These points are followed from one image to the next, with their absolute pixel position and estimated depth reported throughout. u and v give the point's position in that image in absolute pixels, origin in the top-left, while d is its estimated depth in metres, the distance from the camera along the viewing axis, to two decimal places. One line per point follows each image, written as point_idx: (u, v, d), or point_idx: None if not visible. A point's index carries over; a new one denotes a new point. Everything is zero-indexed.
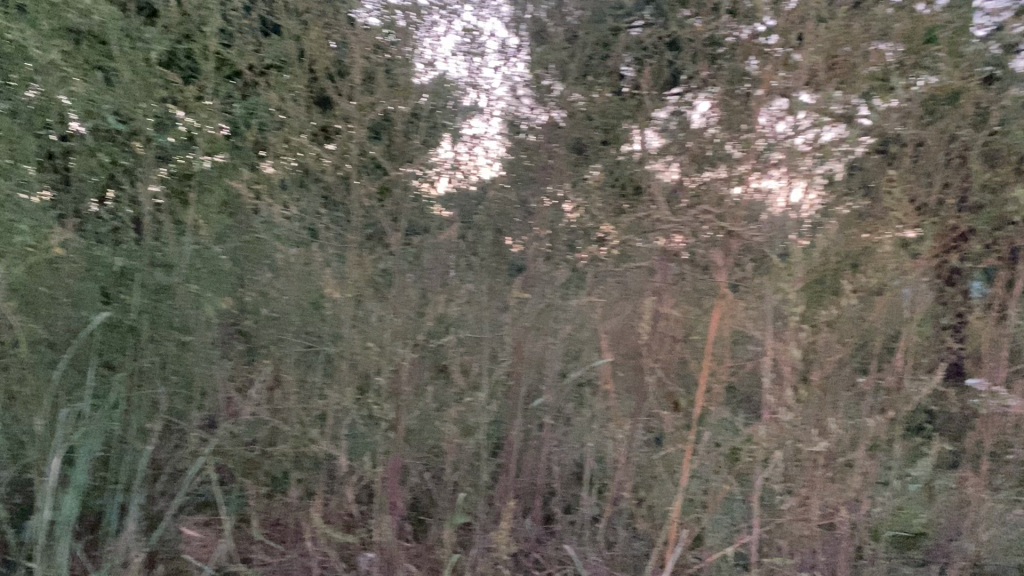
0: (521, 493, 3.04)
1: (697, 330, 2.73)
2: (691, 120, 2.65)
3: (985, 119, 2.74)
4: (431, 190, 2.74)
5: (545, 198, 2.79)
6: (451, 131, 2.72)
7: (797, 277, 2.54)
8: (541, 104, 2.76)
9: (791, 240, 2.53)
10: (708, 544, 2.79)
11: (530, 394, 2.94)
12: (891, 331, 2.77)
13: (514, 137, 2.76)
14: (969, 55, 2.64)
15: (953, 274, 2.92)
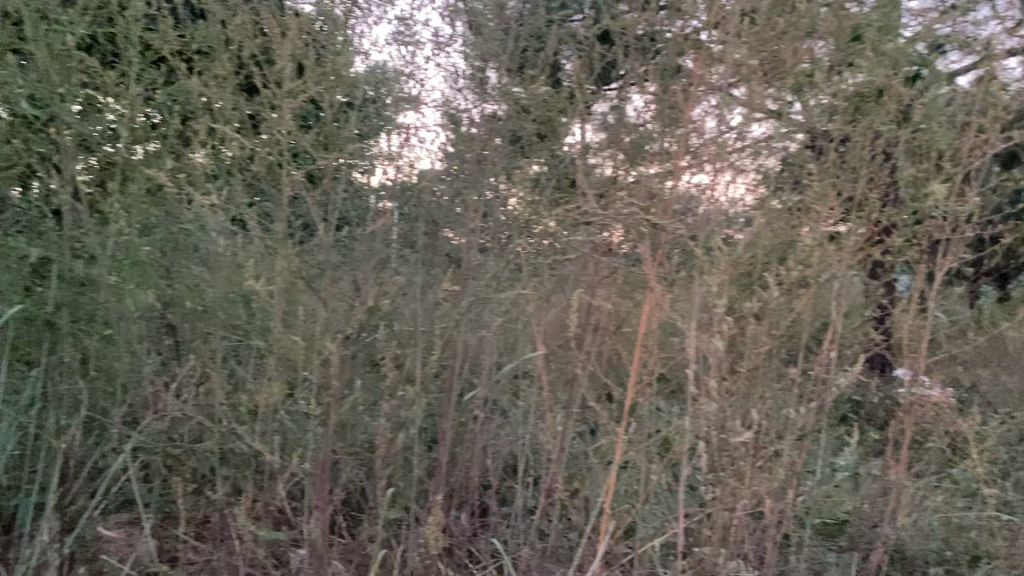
0: (455, 487, 3.03)
1: (629, 322, 2.80)
2: (626, 115, 2.67)
3: (905, 116, 2.89)
4: (367, 180, 2.74)
5: (484, 190, 2.76)
6: (388, 122, 2.71)
7: (720, 269, 2.53)
8: (480, 96, 2.73)
9: (714, 231, 2.57)
10: (639, 534, 2.81)
11: (464, 386, 2.96)
12: (816, 323, 2.85)
13: (452, 127, 2.74)
14: (889, 53, 2.71)
15: (876, 267, 3.10)
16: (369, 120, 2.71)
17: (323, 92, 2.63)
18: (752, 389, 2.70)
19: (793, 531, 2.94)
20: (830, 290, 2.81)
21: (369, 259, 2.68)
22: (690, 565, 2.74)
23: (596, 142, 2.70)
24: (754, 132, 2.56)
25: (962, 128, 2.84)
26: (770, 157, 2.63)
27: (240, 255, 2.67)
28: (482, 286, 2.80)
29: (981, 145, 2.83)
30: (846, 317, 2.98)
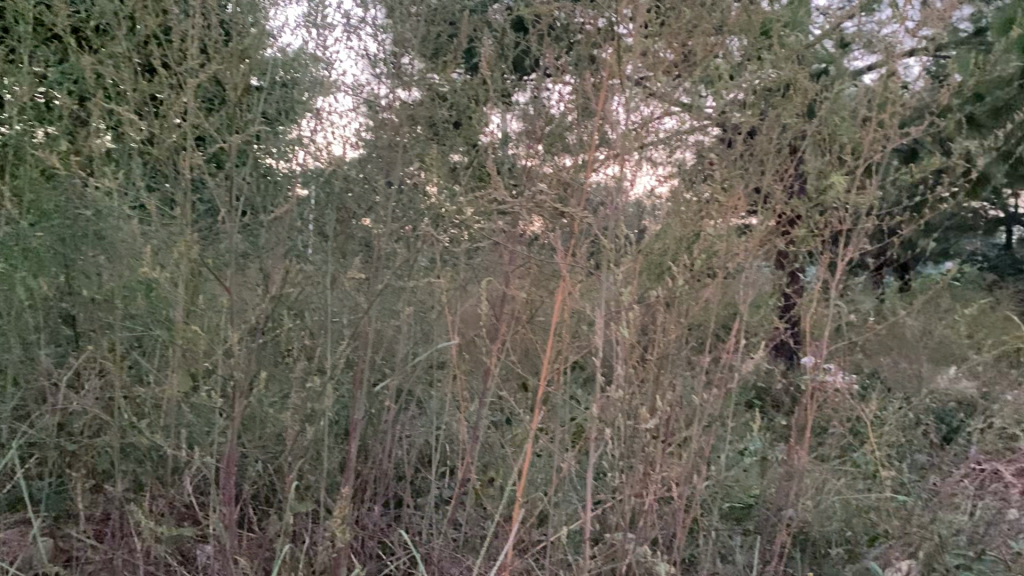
0: (366, 478, 2.99)
1: (542, 311, 2.82)
2: (548, 107, 2.71)
3: (811, 111, 3.06)
4: (286, 165, 2.69)
5: (405, 178, 2.73)
6: (310, 109, 2.69)
7: (623, 262, 2.49)
8: (398, 80, 2.70)
9: (620, 224, 2.52)
10: (551, 523, 2.81)
11: (375, 377, 2.94)
12: (722, 310, 2.97)
13: (370, 114, 2.72)
14: (791, 48, 2.88)
15: (780, 258, 3.27)
16: (282, 106, 2.68)
17: (226, 73, 2.53)
18: (662, 375, 2.75)
19: (703, 516, 2.99)
20: (735, 277, 2.91)
21: (276, 248, 2.60)
22: (601, 551, 2.74)
23: (515, 132, 2.77)
24: (666, 124, 2.58)
25: (863, 121, 2.94)
26: (688, 150, 2.70)
27: (140, 242, 2.57)
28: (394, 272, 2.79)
29: (881, 138, 2.93)
30: (755, 307, 3.08)
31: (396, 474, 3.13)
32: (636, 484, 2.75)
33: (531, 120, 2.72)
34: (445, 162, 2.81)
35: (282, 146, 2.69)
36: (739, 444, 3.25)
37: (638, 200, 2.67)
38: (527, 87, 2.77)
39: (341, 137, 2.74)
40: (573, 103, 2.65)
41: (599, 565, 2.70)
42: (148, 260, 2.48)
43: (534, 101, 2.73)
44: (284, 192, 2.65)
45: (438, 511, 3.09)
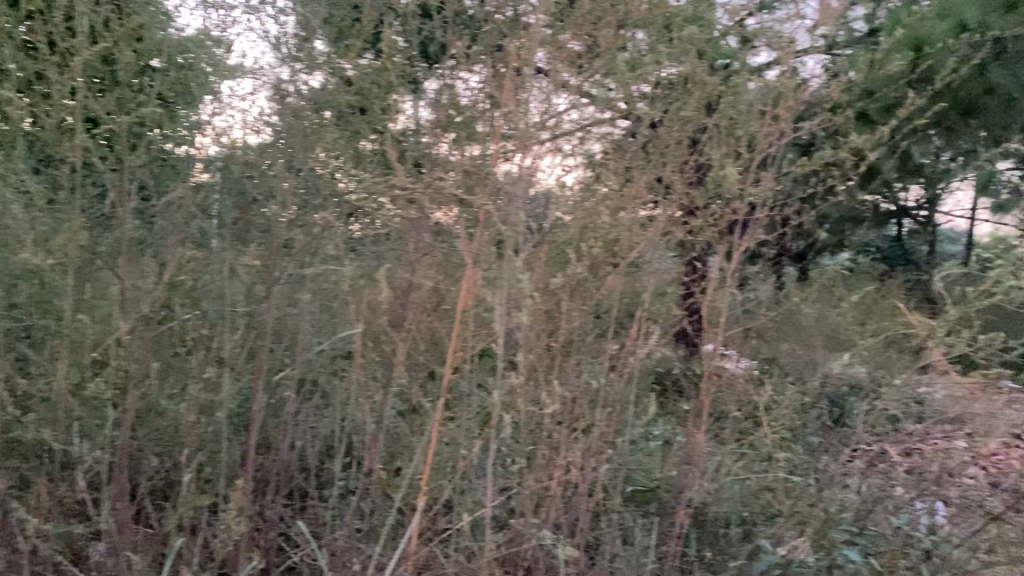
0: (268, 470, 2.95)
1: (447, 300, 2.82)
2: (458, 94, 2.65)
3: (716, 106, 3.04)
4: (195, 151, 2.72)
5: (313, 164, 2.68)
6: (211, 91, 2.69)
7: (518, 251, 2.53)
8: (307, 67, 2.70)
9: (515, 216, 2.53)
10: (455, 510, 2.82)
11: (275, 368, 2.89)
12: (625, 300, 3.02)
13: (276, 98, 2.67)
14: (684, 41, 2.89)
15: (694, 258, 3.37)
16: (187, 88, 2.71)
17: (116, 54, 2.47)
18: (566, 360, 2.83)
19: (606, 501, 3.04)
20: (636, 266, 2.97)
21: (171, 235, 2.56)
22: (505, 537, 2.77)
23: (425, 121, 2.67)
24: (573, 117, 2.70)
25: (758, 116, 3.07)
26: (594, 142, 2.81)
27: (25, 228, 2.48)
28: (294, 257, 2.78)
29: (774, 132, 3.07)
30: (659, 295, 3.17)
31: (300, 465, 3.09)
32: (538, 470, 2.78)
33: (437, 107, 2.69)
34: (348, 146, 2.71)
35: (182, 128, 2.72)
36: (642, 430, 3.32)
37: (544, 190, 2.69)
38: (438, 73, 2.68)
39: (245, 124, 2.69)
40: (479, 92, 2.64)
41: (502, 551, 2.72)
42: (33, 247, 2.38)
43: (446, 90, 2.65)
44: (185, 176, 2.70)
45: (343, 502, 3.06)
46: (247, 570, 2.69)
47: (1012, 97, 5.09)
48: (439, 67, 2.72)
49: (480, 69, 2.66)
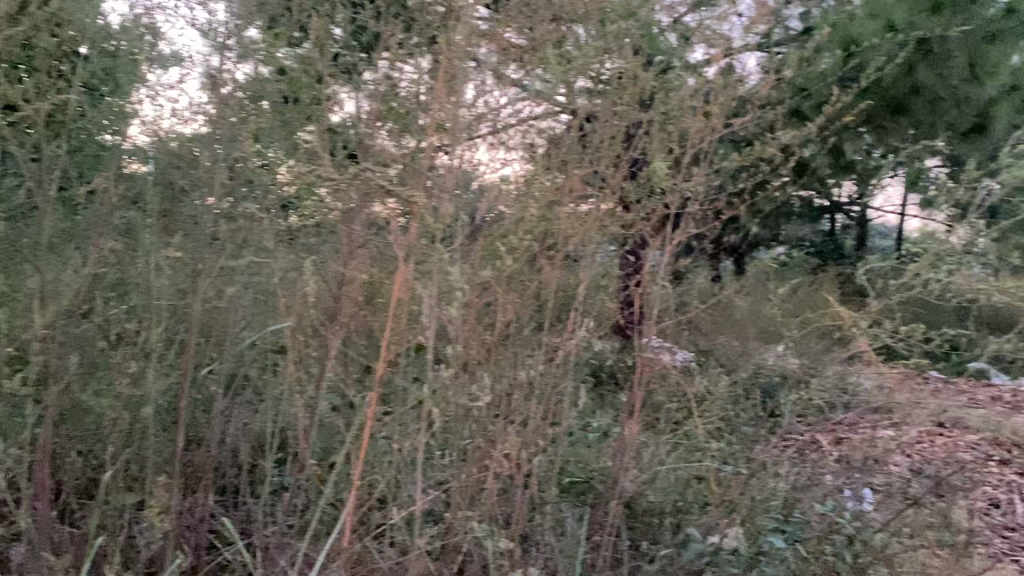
0: (196, 466, 2.89)
1: (381, 294, 2.79)
2: (400, 86, 2.58)
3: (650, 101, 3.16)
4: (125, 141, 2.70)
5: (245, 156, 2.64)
6: (145, 82, 2.65)
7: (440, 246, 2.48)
8: (243, 57, 2.65)
9: (444, 208, 2.53)
10: (388, 505, 2.80)
11: (203, 363, 2.84)
12: (560, 293, 3.03)
13: (209, 86, 2.63)
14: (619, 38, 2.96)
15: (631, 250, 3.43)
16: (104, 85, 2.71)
17: (34, 39, 2.40)
18: (500, 354, 2.82)
19: (540, 492, 3.05)
20: (570, 259, 2.99)
21: (93, 226, 2.49)
22: (438, 530, 2.76)
23: (366, 112, 2.59)
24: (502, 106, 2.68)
25: (691, 112, 3.12)
26: (532, 135, 2.81)
27: None
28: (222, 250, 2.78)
29: (706, 126, 3.12)
30: (594, 289, 3.21)
31: (230, 461, 3.03)
32: (472, 462, 2.77)
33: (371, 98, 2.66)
34: (282, 137, 2.68)
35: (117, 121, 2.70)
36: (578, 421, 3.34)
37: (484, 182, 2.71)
38: (378, 65, 2.59)
39: (179, 116, 2.67)
40: (414, 83, 2.62)
41: (434, 544, 2.70)
42: None
43: (388, 81, 2.57)
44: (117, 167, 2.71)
45: (275, 498, 3.01)
46: (172, 568, 2.63)
47: (937, 96, 5.25)
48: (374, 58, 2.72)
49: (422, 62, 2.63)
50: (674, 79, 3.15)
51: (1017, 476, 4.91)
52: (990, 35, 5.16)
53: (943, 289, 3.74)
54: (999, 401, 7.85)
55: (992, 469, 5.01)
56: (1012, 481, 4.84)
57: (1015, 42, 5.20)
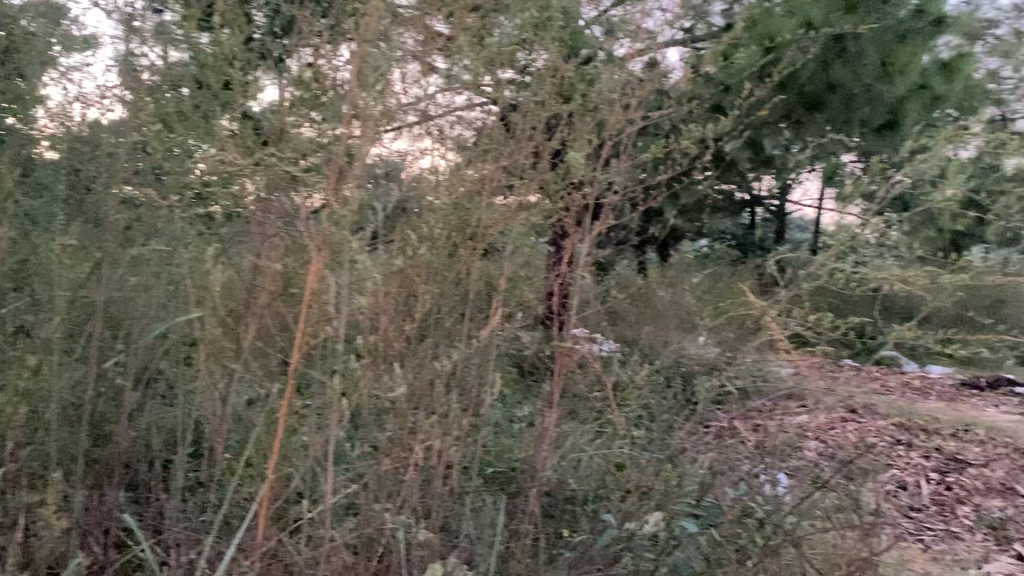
0: (102, 462, 2.78)
1: (297, 284, 2.73)
2: (321, 73, 2.57)
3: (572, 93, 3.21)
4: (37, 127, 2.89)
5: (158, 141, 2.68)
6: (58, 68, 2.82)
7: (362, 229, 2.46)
8: (156, 44, 2.79)
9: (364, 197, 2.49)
10: (304, 499, 2.74)
11: (112, 354, 2.74)
12: (482, 284, 3.02)
13: (122, 72, 2.75)
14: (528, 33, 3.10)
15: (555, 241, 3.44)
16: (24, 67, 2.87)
17: None
18: (420, 344, 2.79)
19: (462, 482, 3.05)
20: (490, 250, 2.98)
21: None
22: (356, 525, 2.71)
23: (285, 98, 2.58)
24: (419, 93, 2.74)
25: (612, 102, 3.15)
26: (451, 122, 2.89)
27: None
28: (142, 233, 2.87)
29: (627, 117, 3.15)
30: (516, 280, 3.22)
31: (141, 457, 2.94)
32: (391, 454, 2.74)
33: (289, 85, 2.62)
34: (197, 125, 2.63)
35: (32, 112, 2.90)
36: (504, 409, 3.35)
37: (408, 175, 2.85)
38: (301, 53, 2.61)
39: (90, 100, 2.77)
40: (334, 70, 2.58)
41: (351, 535, 2.67)
42: None
43: (310, 69, 2.56)
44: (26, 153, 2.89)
45: (188, 495, 2.92)
46: (75, 566, 2.53)
47: (851, 93, 5.42)
48: (296, 46, 2.68)
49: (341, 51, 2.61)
50: (601, 74, 3.19)
51: (922, 460, 5.11)
52: (902, 35, 5.36)
53: (855, 280, 3.85)
54: (910, 388, 8.15)
55: (900, 454, 5.19)
56: (918, 465, 5.03)
57: (924, 42, 5.41)
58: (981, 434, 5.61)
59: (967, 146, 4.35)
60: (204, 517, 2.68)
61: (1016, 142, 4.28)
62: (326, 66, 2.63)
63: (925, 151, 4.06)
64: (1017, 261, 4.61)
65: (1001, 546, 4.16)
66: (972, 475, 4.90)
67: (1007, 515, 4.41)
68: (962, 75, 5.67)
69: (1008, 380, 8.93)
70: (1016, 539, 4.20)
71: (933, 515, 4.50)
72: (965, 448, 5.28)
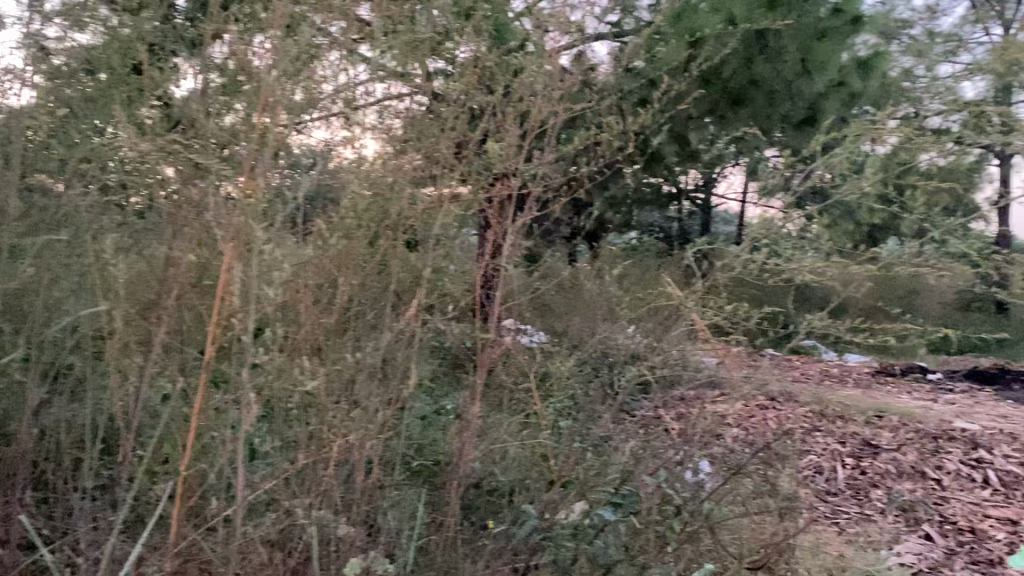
0: (3, 462, 2.65)
1: (211, 275, 2.64)
2: (247, 62, 2.52)
3: (497, 85, 3.19)
4: None
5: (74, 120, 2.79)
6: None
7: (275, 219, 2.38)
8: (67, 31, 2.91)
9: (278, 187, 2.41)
10: (218, 497, 2.65)
11: (14, 348, 2.62)
12: (404, 276, 2.98)
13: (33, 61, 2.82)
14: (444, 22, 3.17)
15: (479, 233, 3.43)
16: None
17: None
18: (338, 339, 2.74)
19: (386, 474, 3.01)
20: (411, 240, 2.94)
21: None
22: (274, 521, 2.63)
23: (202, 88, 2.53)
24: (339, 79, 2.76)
25: (536, 92, 3.14)
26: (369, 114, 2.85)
27: None
28: (50, 223, 2.84)
29: (551, 108, 3.15)
30: (440, 272, 3.19)
31: (47, 456, 2.81)
32: (311, 447, 2.68)
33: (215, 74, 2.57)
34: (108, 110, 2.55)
35: None
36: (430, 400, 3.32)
37: (331, 164, 2.82)
38: (221, 41, 2.56)
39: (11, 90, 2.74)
40: (255, 57, 2.52)
41: (269, 531, 2.61)
42: None
43: (232, 58, 2.50)
44: None
45: (97, 494, 2.81)
46: None
47: (773, 88, 5.52)
48: (213, 33, 2.63)
49: (259, 36, 2.54)
50: (528, 67, 3.19)
51: (838, 445, 5.27)
52: (821, 33, 5.50)
53: (775, 271, 3.93)
54: (828, 376, 8.40)
55: (818, 439, 5.35)
56: (834, 450, 5.20)
57: (842, 40, 5.56)
58: (894, 419, 5.82)
59: (880, 141, 4.49)
60: (113, 516, 2.57)
61: (927, 138, 4.42)
62: (244, 51, 2.56)
63: (841, 146, 4.17)
64: (927, 253, 4.78)
65: (911, 527, 4.32)
66: (884, 459, 5.07)
67: (916, 497, 4.58)
68: (878, 73, 5.83)
69: (920, 368, 9.29)
70: (925, 520, 4.37)
71: (847, 498, 4.65)
72: (879, 433, 5.47)
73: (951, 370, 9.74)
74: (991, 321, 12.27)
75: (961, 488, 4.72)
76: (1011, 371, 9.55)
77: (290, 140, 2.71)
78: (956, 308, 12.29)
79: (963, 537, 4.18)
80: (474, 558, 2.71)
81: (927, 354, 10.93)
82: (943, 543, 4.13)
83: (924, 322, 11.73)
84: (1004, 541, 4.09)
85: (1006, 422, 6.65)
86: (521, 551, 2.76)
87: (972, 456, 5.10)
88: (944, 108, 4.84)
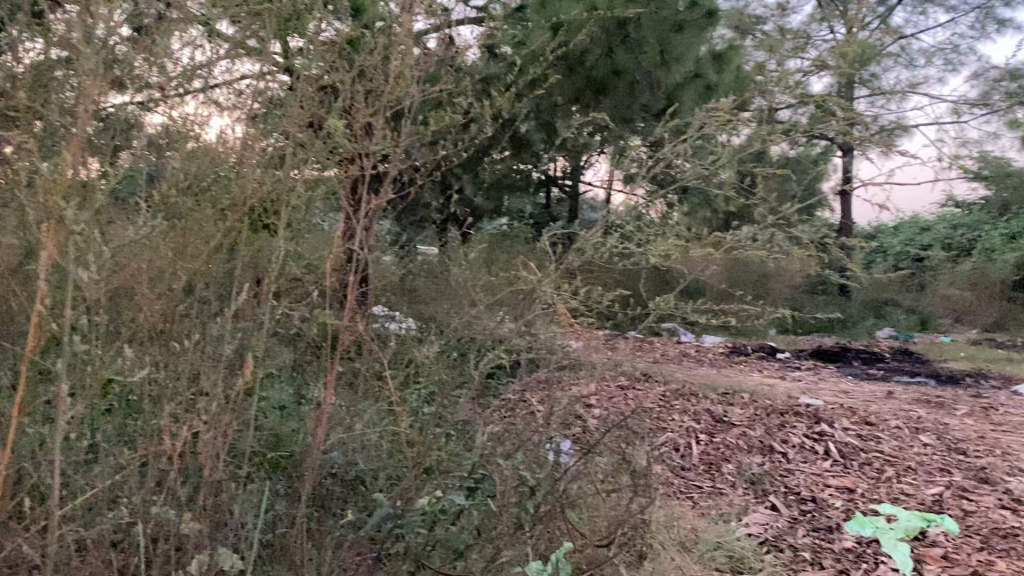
0: None
1: (33, 261, 2.43)
2: (74, 33, 2.33)
3: (352, 66, 3.09)
4: None
5: None
6: None
7: (98, 199, 2.19)
8: None
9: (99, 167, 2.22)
10: (44, 499, 2.43)
11: None
12: (251, 262, 2.83)
13: None
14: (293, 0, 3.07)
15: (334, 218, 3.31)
16: None
17: None
18: (176, 331, 2.57)
19: (235, 466, 2.86)
20: (255, 223, 2.81)
21: None
22: (106, 522, 2.44)
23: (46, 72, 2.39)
24: (191, 57, 2.74)
25: (394, 71, 3.05)
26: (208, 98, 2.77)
27: None
28: None
29: (407, 88, 3.06)
30: (292, 257, 3.07)
31: None
32: (149, 441, 2.51)
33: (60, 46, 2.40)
34: None
35: None
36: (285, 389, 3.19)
37: (178, 137, 2.75)
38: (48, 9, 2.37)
39: None
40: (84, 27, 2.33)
41: (102, 531, 2.41)
42: None
43: (63, 31, 2.32)
44: None
45: None
46: None
47: (634, 78, 5.64)
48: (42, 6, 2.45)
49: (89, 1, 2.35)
50: (385, 49, 3.11)
51: (693, 423, 5.47)
52: (678, 24, 5.62)
53: (632, 254, 3.99)
54: (685, 357, 8.71)
55: (674, 417, 5.54)
56: (689, 427, 5.39)
57: (699, 32, 5.70)
58: (745, 397, 6.08)
59: (732, 131, 4.64)
60: None
61: (775, 128, 4.60)
62: (71, 20, 2.37)
63: (697, 133, 4.28)
64: (776, 239, 4.98)
65: (758, 498, 4.51)
66: (735, 434, 5.29)
67: (763, 470, 4.80)
68: (732, 68, 6.11)
69: (770, 348, 9.77)
70: (771, 492, 4.58)
71: (701, 473, 4.83)
72: (731, 411, 5.71)
73: (798, 349, 10.31)
74: (832, 303, 13.05)
75: (805, 461, 4.98)
76: (851, 349, 10.19)
77: (126, 116, 2.54)
78: (803, 291, 13.00)
79: (805, 506, 4.39)
80: (325, 550, 2.61)
81: (775, 334, 11.52)
82: (787, 513, 4.33)
83: (773, 304, 12.36)
84: (842, 509, 4.33)
85: (845, 397, 7.08)
86: (373, 541, 2.68)
87: (815, 430, 5.39)
88: (792, 102, 5.07)
